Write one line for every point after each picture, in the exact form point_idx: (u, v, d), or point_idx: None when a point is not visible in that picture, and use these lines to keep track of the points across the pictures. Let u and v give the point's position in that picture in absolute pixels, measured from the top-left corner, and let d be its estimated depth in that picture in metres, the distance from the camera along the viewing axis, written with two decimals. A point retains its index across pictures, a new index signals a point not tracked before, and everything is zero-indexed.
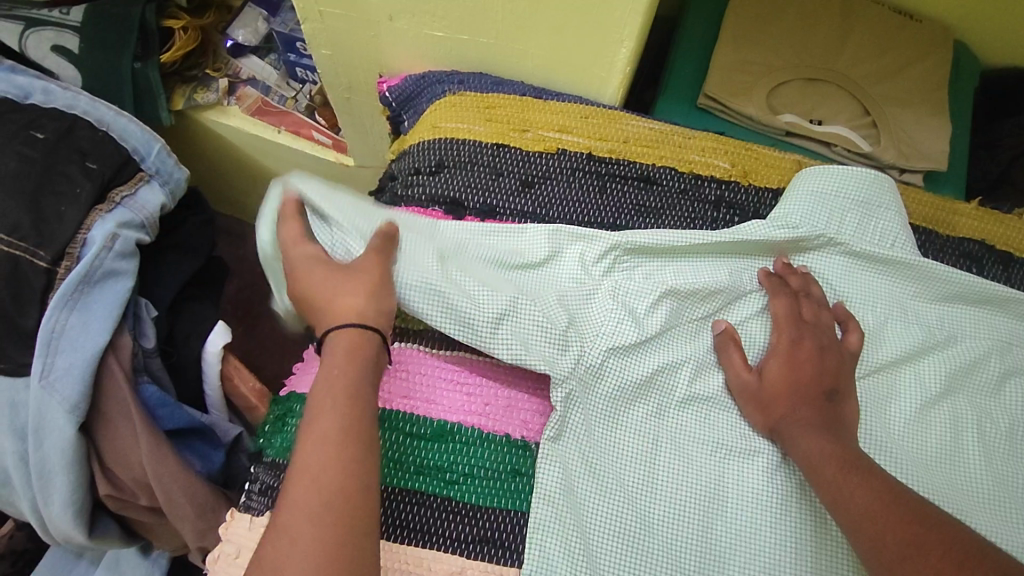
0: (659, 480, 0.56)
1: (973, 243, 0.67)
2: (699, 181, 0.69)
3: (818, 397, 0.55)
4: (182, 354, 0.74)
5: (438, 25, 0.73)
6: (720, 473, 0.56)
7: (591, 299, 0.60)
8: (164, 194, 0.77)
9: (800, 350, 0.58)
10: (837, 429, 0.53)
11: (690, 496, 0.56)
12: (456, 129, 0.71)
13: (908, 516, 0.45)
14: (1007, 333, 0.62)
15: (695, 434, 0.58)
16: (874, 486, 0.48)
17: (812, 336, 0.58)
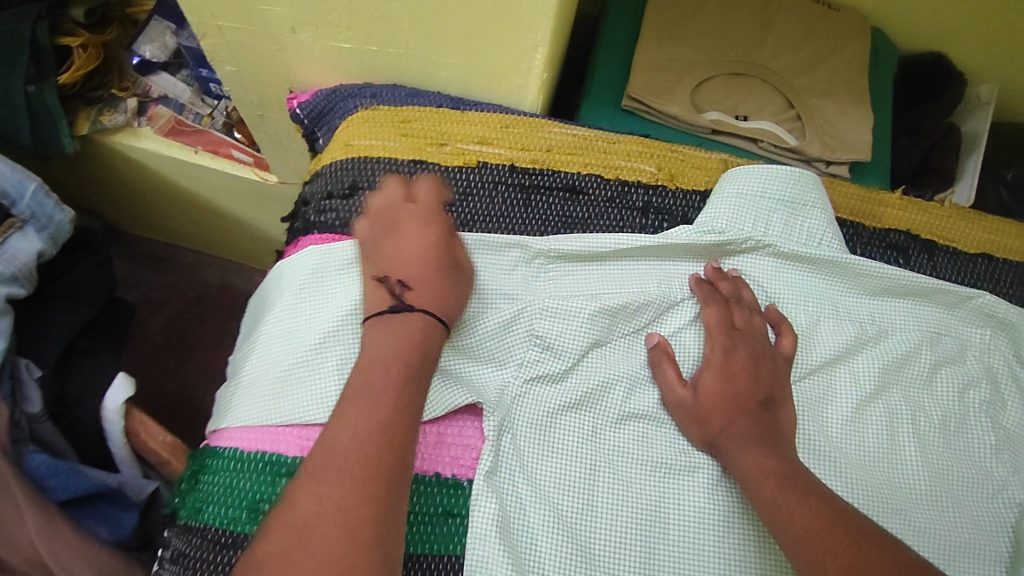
0: (599, 506, 0.54)
1: (898, 234, 0.67)
2: (625, 187, 0.67)
3: (748, 406, 0.54)
4: (77, 414, 0.72)
5: (344, 36, 0.68)
6: (661, 494, 0.54)
7: (512, 322, 0.58)
8: (42, 240, 0.74)
9: (732, 361, 0.56)
10: (773, 442, 0.52)
11: (633, 522, 0.54)
12: (368, 147, 0.67)
13: (846, 537, 0.44)
14: (935, 324, 0.62)
15: (633, 453, 0.56)
16: (812, 504, 0.46)
17: (743, 344, 0.57)
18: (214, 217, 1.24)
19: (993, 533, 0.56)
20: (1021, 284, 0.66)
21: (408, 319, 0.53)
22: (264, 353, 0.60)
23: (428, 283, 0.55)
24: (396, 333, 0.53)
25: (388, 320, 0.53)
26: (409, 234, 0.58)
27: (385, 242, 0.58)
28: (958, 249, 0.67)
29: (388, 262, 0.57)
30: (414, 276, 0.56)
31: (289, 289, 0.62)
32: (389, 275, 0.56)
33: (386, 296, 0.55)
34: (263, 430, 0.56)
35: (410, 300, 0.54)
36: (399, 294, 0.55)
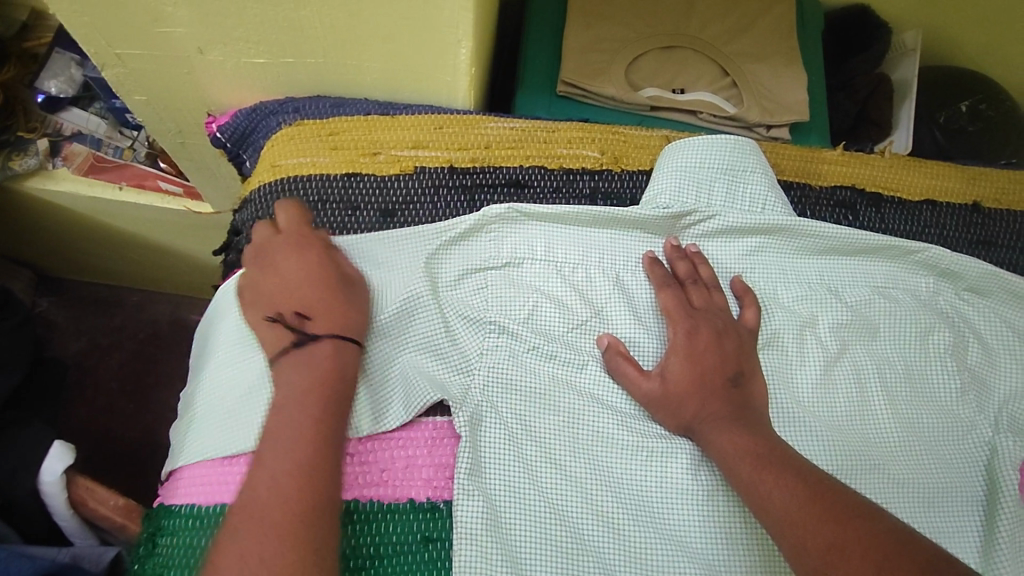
0: (587, 492, 0.53)
1: (844, 191, 0.68)
2: (571, 176, 0.65)
3: (717, 383, 0.54)
4: (14, 491, 0.64)
5: (256, 51, 0.64)
6: (647, 473, 0.54)
7: (470, 330, 0.58)
8: None
9: (695, 341, 0.56)
10: (744, 417, 0.52)
11: (624, 503, 0.53)
12: (297, 166, 0.63)
13: (826, 513, 0.44)
14: (884, 277, 0.63)
15: (610, 439, 0.54)
16: (787, 483, 0.46)
17: (702, 323, 0.57)
18: (151, 255, 1.17)
19: (967, 473, 0.57)
20: (965, 225, 0.67)
21: (319, 349, 0.52)
22: (216, 384, 0.56)
23: (326, 312, 0.54)
24: (321, 358, 0.52)
25: (296, 354, 0.52)
26: (280, 258, 0.56)
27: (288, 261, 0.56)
28: (903, 199, 0.68)
29: (268, 303, 0.55)
30: (309, 306, 0.54)
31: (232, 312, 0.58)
32: (280, 312, 0.54)
33: (286, 333, 0.53)
34: (216, 476, 0.52)
35: (317, 329, 0.53)
36: (298, 326, 0.53)
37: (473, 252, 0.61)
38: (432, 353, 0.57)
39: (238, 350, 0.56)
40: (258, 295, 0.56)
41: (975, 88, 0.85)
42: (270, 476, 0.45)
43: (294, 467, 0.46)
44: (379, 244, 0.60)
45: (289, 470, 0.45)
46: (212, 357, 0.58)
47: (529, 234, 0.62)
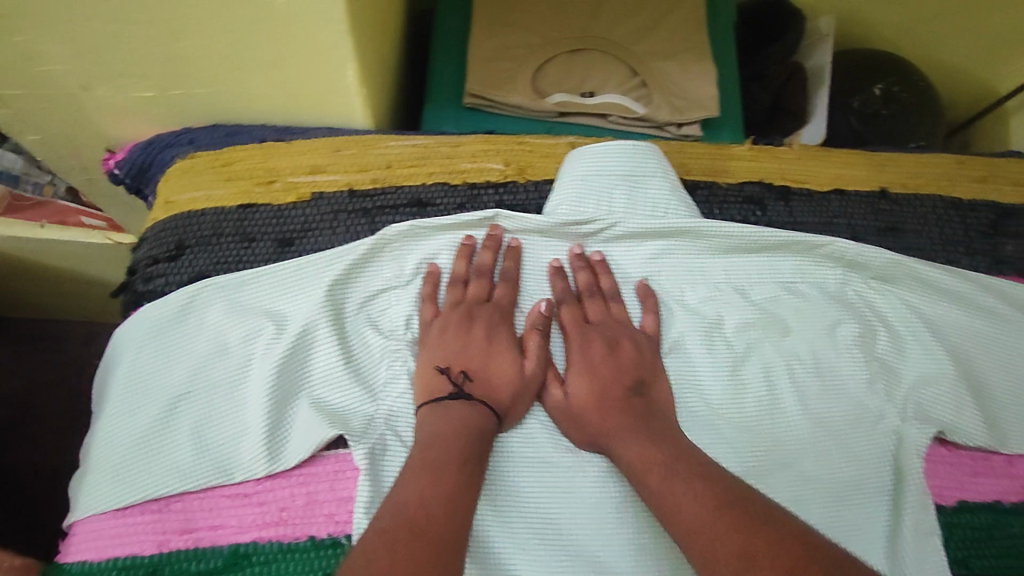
0: (494, 514, 0.53)
1: (752, 186, 0.67)
2: (475, 191, 0.64)
3: (613, 390, 0.54)
4: None
5: (143, 85, 0.61)
6: (555, 491, 0.54)
7: (375, 360, 0.58)
8: None
9: (587, 356, 0.56)
10: (648, 425, 0.52)
11: (532, 523, 0.53)
12: (191, 200, 0.62)
13: (724, 516, 0.44)
14: (791, 272, 0.63)
15: (519, 458, 0.55)
16: (700, 494, 0.46)
17: (596, 336, 0.57)
18: (33, 293, 0.98)
19: (877, 465, 0.57)
20: (873, 212, 0.67)
21: (469, 408, 0.52)
22: (110, 432, 0.55)
23: (489, 373, 0.55)
24: (458, 414, 0.52)
25: (447, 404, 0.52)
26: (479, 324, 0.57)
27: (471, 330, 0.57)
28: (811, 190, 0.68)
29: (443, 355, 0.56)
30: (478, 368, 0.55)
31: (126, 353, 0.57)
32: (452, 365, 0.55)
33: (450, 386, 0.54)
34: (108, 533, 0.51)
35: (472, 391, 0.54)
36: (459, 384, 0.54)
37: (375, 276, 0.60)
38: (332, 386, 0.56)
39: (133, 396, 0.56)
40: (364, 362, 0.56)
41: (889, 71, 0.85)
42: (421, 494, 0.45)
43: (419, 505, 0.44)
44: (276, 275, 0.59)
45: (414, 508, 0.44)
46: (107, 403, 0.56)
47: (431, 253, 0.61)
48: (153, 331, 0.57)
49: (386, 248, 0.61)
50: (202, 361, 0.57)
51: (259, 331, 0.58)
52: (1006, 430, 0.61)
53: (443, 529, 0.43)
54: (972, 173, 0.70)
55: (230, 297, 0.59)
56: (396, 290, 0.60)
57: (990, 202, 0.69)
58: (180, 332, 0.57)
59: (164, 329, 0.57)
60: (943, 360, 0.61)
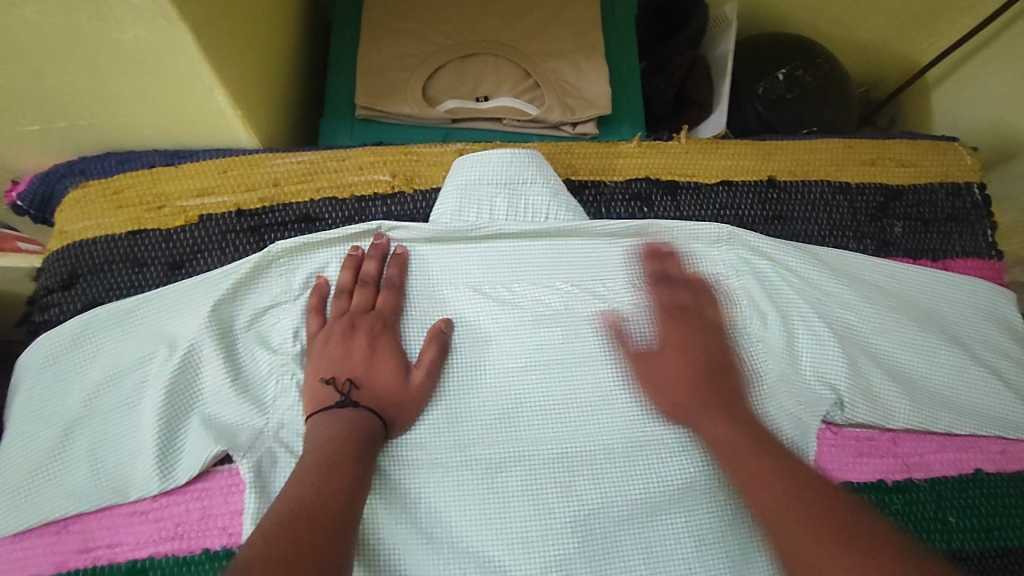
0: (388, 513, 0.54)
1: (640, 182, 0.68)
2: (363, 203, 0.66)
3: (703, 372, 0.57)
4: None
5: (25, 120, 0.61)
6: (449, 488, 0.56)
7: (268, 374, 0.60)
8: None
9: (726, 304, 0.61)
10: (729, 408, 0.55)
11: (426, 522, 0.54)
12: (83, 229, 0.63)
13: (756, 453, 0.50)
14: (679, 264, 0.65)
15: (410, 460, 0.56)
16: (783, 472, 0.48)
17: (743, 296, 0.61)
18: None
19: None
20: (761, 200, 0.68)
21: (356, 415, 0.53)
22: (11, 458, 0.57)
23: (377, 380, 0.56)
24: (342, 419, 0.53)
25: (336, 414, 0.53)
26: (363, 332, 0.58)
27: (357, 340, 0.57)
28: (699, 183, 0.69)
29: (328, 366, 0.56)
30: (363, 375, 0.56)
31: (24, 382, 0.59)
32: (340, 375, 0.56)
33: (337, 395, 0.55)
34: (10, 556, 0.54)
35: (360, 400, 0.55)
36: (346, 393, 0.55)
37: (263, 293, 0.62)
38: (221, 403, 0.58)
39: (34, 423, 0.58)
40: (325, 355, 0.57)
41: (793, 55, 0.85)
42: (318, 485, 0.47)
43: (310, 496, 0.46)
44: (170, 299, 0.61)
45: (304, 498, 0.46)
46: (10, 431, 0.58)
47: (319, 266, 0.63)
48: (51, 360, 0.59)
49: (277, 264, 0.63)
50: (97, 385, 0.59)
51: (153, 353, 0.59)
52: (889, 404, 0.61)
53: (341, 513, 0.46)
54: (862, 156, 0.71)
55: (125, 323, 0.60)
56: (286, 304, 0.62)
57: (879, 184, 0.70)
58: (77, 359, 0.59)
59: (61, 358, 0.59)
60: (824, 341, 0.62)
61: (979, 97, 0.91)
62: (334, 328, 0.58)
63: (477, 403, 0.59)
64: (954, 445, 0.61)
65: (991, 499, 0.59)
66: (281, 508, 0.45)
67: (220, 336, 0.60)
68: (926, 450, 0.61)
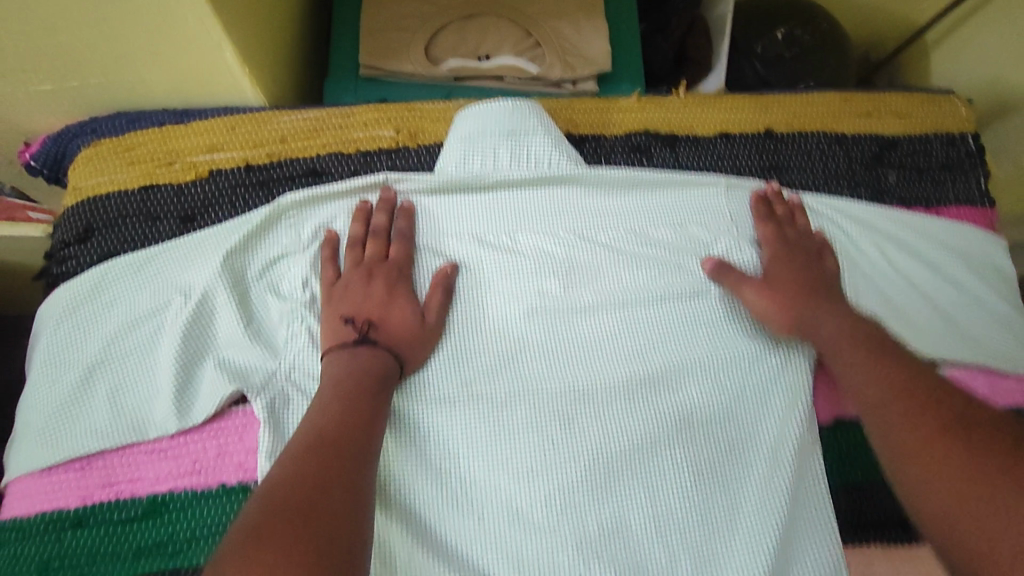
0: (396, 452, 0.56)
1: (639, 135, 0.70)
2: (368, 157, 0.67)
3: (812, 285, 0.61)
4: None
5: (38, 78, 0.63)
6: (451, 425, 0.58)
7: (279, 320, 0.62)
8: None
9: (794, 254, 0.63)
10: (851, 311, 0.60)
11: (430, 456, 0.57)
12: (96, 185, 0.65)
13: (861, 347, 0.56)
14: (678, 212, 0.67)
15: (414, 398, 0.58)
16: (884, 373, 0.54)
17: (799, 241, 0.64)
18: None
19: (759, 390, 0.61)
20: (758, 151, 0.70)
21: (371, 355, 0.55)
22: (38, 401, 0.60)
23: (393, 322, 0.58)
24: (359, 357, 0.55)
25: (350, 351, 0.55)
26: (379, 279, 0.60)
27: (373, 286, 0.59)
28: (697, 135, 0.70)
29: (344, 307, 0.58)
30: (381, 319, 0.58)
31: (46, 329, 0.62)
32: (357, 316, 0.57)
33: (353, 335, 0.56)
34: (39, 489, 0.57)
35: (376, 339, 0.56)
36: (365, 331, 0.57)
37: (273, 244, 0.64)
38: (235, 348, 0.60)
39: (58, 367, 0.60)
40: (344, 298, 0.59)
41: (790, 13, 0.86)
42: (330, 422, 0.49)
43: (326, 432, 0.48)
44: (183, 249, 0.63)
45: (320, 433, 0.48)
46: (34, 376, 0.61)
47: (325, 219, 0.65)
48: (71, 308, 0.62)
49: (286, 215, 0.64)
50: (116, 332, 0.61)
51: (168, 301, 0.62)
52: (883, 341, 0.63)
53: (357, 447, 0.48)
54: (857, 109, 0.72)
55: (140, 273, 0.62)
56: (295, 253, 0.64)
57: (874, 135, 0.71)
58: (96, 307, 0.62)
59: (81, 307, 0.62)
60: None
61: (977, 54, 0.91)
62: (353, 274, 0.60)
63: (482, 343, 0.61)
64: None
65: None
66: (307, 441, 0.47)
67: (233, 284, 0.62)
68: None
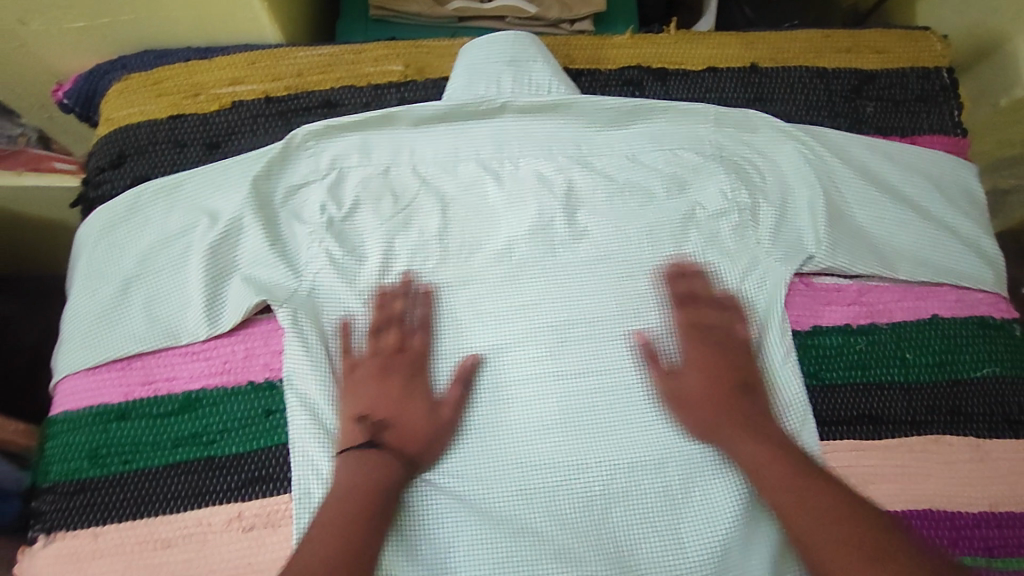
0: (398, 546, 0.58)
1: (633, 70, 0.74)
2: (379, 90, 0.72)
3: (732, 388, 0.62)
4: None
5: (73, 15, 0.68)
6: (463, 507, 0.60)
7: (300, 243, 0.67)
8: None
9: (702, 359, 0.64)
10: (752, 425, 0.60)
11: (453, 537, 0.59)
12: (127, 116, 0.70)
13: None
14: (669, 141, 0.72)
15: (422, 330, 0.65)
16: None
17: (714, 339, 0.65)
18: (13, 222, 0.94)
19: (737, 299, 0.67)
20: (743, 84, 0.74)
21: (386, 454, 0.59)
22: (80, 311, 0.65)
23: (411, 420, 0.61)
24: (366, 468, 0.58)
25: (365, 454, 0.58)
26: (391, 379, 0.62)
27: (381, 388, 0.62)
28: (686, 70, 0.75)
29: (358, 405, 0.61)
30: (395, 417, 0.61)
31: (85, 247, 0.68)
32: (370, 416, 0.61)
33: (365, 436, 0.60)
34: (85, 386, 0.63)
35: (385, 440, 0.60)
36: (381, 432, 0.60)
37: (294, 173, 0.69)
38: (260, 264, 0.65)
39: (98, 281, 0.66)
40: (354, 396, 0.62)
41: None
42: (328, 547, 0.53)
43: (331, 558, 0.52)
44: (210, 175, 0.68)
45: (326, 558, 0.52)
46: (77, 290, 0.67)
47: (341, 150, 0.69)
48: (109, 228, 0.67)
49: (304, 146, 0.69)
50: (150, 248, 0.66)
51: (196, 221, 0.67)
52: (858, 256, 0.68)
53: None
54: (837, 45, 0.76)
55: (171, 196, 0.68)
56: (314, 181, 0.69)
57: (853, 68, 0.76)
58: (132, 227, 0.67)
59: (118, 227, 0.67)
60: (792, 200, 0.70)
61: None
62: (357, 369, 0.63)
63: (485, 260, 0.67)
64: (913, 294, 0.69)
65: (947, 339, 0.67)
66: (342, 536, 0.54)
67: (257, 207, 0.67)
68: (889, 299, 0.69)
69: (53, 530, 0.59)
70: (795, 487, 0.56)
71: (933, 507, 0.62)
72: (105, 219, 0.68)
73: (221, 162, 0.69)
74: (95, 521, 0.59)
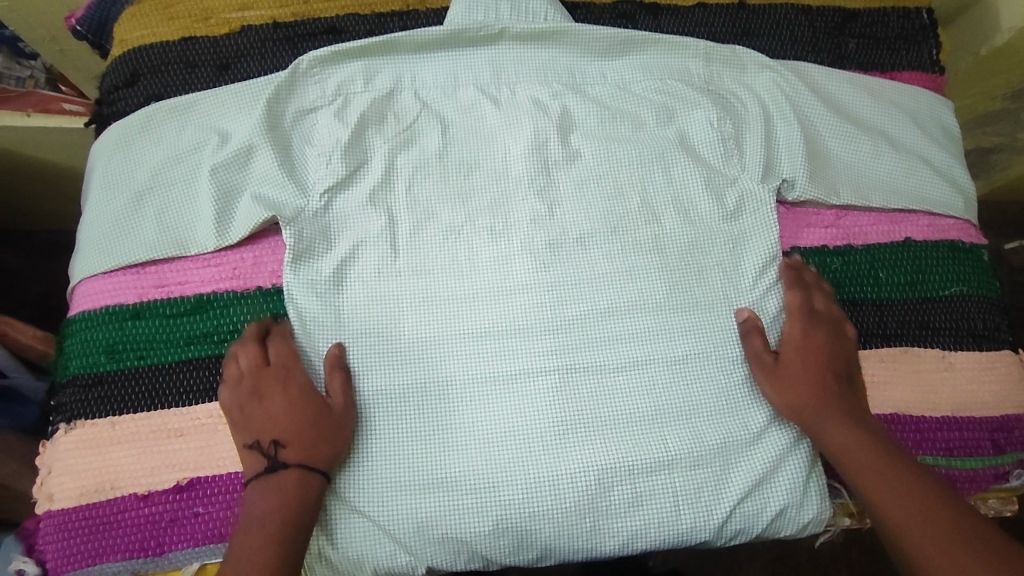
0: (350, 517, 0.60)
1: (626, 4, 0.77)
2: (382, 18, 0.75)
3: (829, 383, 0.63)
4: None
5: None
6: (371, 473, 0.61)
7: (307, 162, 0.70)
8: None
9: (814, 341, 0.65)
10: (854, 416, 0.62)
11: (369, 490, 0.61)
12: (140, 37, 0.73)
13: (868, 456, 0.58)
14: (659, 70, 0.75)
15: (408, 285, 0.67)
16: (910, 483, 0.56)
17: (822, 325, 0.66)
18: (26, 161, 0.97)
19: (723, 221, 0.71)
20: (731, 20, 0.78)
21: (285, 477, 0.57)
22: (96, 221, 0.69)
23: (297, 433, 0.59)
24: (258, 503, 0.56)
25: (270, 479, 0.57)
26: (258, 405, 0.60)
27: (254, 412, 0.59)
28: (678, 5, 0.78)
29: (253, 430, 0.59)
30: (287, 434, 0.59)
31: (101, 161, 0.71)
32: (263, 439, 0.59)
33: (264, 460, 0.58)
34: (102, 288, 0.66)
35: (288, 457, 0.58)
36: (274, 453, 0.58)
37: (302, 97, 0.71)
38: (266, 179, 0.68)
39: (113, 192, 0.69)
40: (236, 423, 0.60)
41: None
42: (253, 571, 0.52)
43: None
44: (220, 95, 0.71)
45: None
46: (93, 202, 0.70)
47: (346, 76, 0.72)
48: (124, 145, 0.70)
49: (309, 70, 0.71)
50: (162, 163, 0.69)
51: (207, 139, 0.70)
52: (837, 182, 0.72)
53: None
54: None
55: (184, 115, 0.71)
56: (321, 103, 0.71)
57: (836, 7, 0.79)
58: (145, 144, 0.70)
59: (133, 143, 0.70)
60: (776, 129, 0.74)
61: None
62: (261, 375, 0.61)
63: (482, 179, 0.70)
64: (888, 219, 0.73)
65: (919, 259, 0.72)
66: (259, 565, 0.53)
67: (263, 125, 0.69)
68: (865, 224, 0.73)
69: (73, 419, 0.62)
70: (911, 479, 0.56)
71: (900, 411, 0.66)
72: (120, 135, 0.71)
73: (230, 83, 0.72)
74: (113, 411, 0.62)
